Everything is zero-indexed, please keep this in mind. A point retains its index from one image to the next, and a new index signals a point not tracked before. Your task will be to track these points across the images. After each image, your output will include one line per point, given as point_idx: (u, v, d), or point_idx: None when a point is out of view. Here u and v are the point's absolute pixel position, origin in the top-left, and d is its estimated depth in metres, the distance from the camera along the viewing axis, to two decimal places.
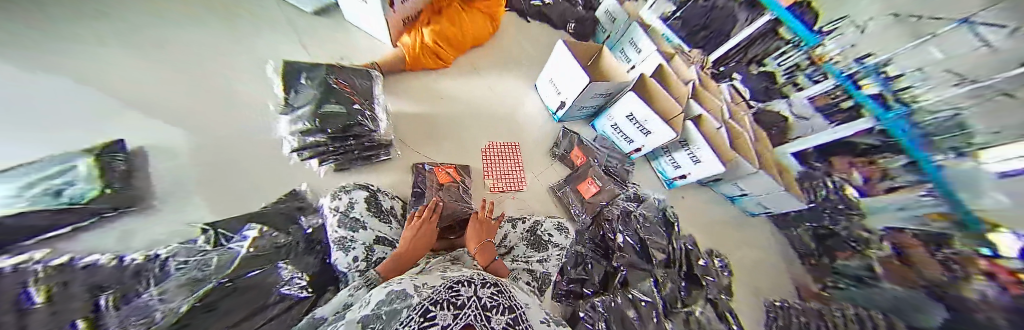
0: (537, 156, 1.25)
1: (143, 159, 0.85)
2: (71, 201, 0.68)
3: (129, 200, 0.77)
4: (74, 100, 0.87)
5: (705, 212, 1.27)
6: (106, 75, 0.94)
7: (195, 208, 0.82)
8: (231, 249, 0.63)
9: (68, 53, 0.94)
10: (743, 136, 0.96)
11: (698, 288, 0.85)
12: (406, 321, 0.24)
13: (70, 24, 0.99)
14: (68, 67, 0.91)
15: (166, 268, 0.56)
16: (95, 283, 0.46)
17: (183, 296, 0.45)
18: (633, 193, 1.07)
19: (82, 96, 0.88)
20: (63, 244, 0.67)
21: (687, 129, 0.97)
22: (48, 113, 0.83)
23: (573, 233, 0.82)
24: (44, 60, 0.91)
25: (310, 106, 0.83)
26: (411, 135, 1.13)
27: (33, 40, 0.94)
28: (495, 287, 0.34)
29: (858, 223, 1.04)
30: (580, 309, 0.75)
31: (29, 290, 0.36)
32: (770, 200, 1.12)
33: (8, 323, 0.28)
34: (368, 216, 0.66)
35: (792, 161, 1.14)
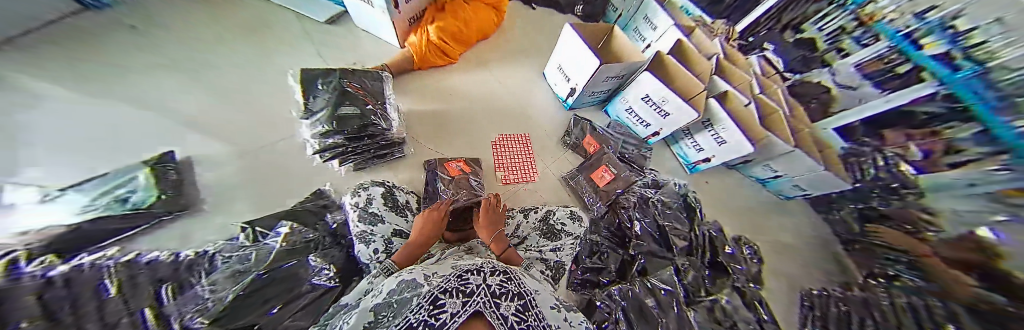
0: (548, 146, 1.23)
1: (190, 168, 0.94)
2: (134, 206, 0.79)
3: (181, 205, 0.87)
4: (131, 124, 0.97)
5: (730, 196, 1.20)
6: (152, 96, 1.04)
7: (238, 211, 0.91)
8: (267, 244, 0.71)
9: (120, 78, 1.05)
10: (777, 112, 0.88)
11: (723, 277, 0.82)
12: (417, 308, 0.25)
13: (116, 53, 1.09)
14: (122, 92, 1.02)
15: (215, 262, 0.65)
16: (158, 277, 0.55)
17: (230, 286, 0.56)
18: (652, 180, 1.01)
19: (136, 119, 0.99)
20: (131, 245, 0.78)
21: (710, 107, 0.89)
22: (110, 134, 0.94)
23: (587, 221, 0.80)
24: (102, 89, 1.02)
25: (327, 110, 0.86)
26: (423, 133, 1.15)
27: (89, 72, 1.04)
28: (504, 274, 0.35)
29: (913, 203, 0.93)
30: (597, 298, 0.76)
31: (105, 282, 0.46)
32: (806, 182, 1.03)
33: (91, 313, 0.38)
34: (386, 210, 0.70)
35: (835, 137, 1.02)
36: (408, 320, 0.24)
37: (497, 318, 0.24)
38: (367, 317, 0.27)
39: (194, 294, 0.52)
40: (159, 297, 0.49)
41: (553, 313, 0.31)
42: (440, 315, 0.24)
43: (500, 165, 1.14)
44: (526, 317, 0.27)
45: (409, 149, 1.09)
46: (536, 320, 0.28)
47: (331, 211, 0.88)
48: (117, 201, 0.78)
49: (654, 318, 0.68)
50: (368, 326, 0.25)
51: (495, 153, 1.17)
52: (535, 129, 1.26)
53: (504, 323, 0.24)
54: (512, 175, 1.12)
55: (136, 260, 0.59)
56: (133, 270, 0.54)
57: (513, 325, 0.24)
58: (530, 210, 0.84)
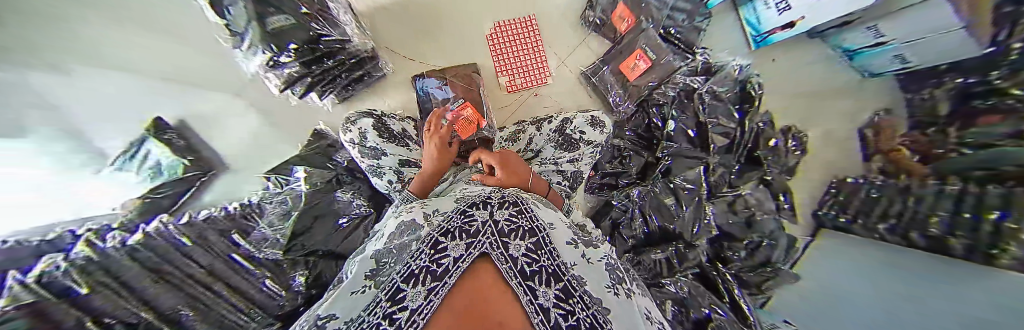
0: (560, 32, 1.00)
1: (190, 129, 0.92)
2: (172, 174, 0.86)
3: (207, 164, 0.91)
4: (87, 90, 0.85)
5: (789, 79, 1.00)
6: (63, 48, 0.82)
7: (263, 156, 0.95)
8: (294, 189, 0.74)
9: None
10: None
11: (755, 169, 0.76)
12: (417, 254, 0.23)
13: None
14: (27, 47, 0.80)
15: (262, 206, 0.72)
16: (220, 229, 0.61)
17: (281, 225, 0.65)
18: (703, 63, 0.83)
19: (84, 82, 0.84)
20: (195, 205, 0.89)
21: None
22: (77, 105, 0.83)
23: (610, 126, 0.69)
24: None
25: (255, 28, 0.58)
26: (400, 38, 0.97)
27: None
28: (515, 206, 0.29)
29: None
30: (614, 198, 0.82)
31: (177, 237, 0.52)
32: (918, 55, 0.65)
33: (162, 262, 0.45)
34: (385, 143, 0.64)
35: None
36: (409, 266, 0.22)
37: (506, 262, 0.22)
38: (369, 263, 0.25)
39: (263, 236, 0.62)
40: (244, 256, 0.55)
41: (569, 250, 0.28)
42: (442, 261, 0.21)
43: (502, 68, 0.98)
44: (539, 256, 0.24)
45: (389, 66, 0.96)
46: (549, 258, 0.25)
47: (338, 150, 0.84)
48: (154, 173, 0.85)
49: (669, 215, 0.70)
50: (371, 274, 0.24)
51: (495, 58, 0.99)
52: (543, 18, 0.99)
53: (514, 267, 0.22)
54: (525, 77, 0.99)
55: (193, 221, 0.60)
56: (194, 228, 0.57)
57: (524, 269, 0.22)
58: (545, 121, 0.73)
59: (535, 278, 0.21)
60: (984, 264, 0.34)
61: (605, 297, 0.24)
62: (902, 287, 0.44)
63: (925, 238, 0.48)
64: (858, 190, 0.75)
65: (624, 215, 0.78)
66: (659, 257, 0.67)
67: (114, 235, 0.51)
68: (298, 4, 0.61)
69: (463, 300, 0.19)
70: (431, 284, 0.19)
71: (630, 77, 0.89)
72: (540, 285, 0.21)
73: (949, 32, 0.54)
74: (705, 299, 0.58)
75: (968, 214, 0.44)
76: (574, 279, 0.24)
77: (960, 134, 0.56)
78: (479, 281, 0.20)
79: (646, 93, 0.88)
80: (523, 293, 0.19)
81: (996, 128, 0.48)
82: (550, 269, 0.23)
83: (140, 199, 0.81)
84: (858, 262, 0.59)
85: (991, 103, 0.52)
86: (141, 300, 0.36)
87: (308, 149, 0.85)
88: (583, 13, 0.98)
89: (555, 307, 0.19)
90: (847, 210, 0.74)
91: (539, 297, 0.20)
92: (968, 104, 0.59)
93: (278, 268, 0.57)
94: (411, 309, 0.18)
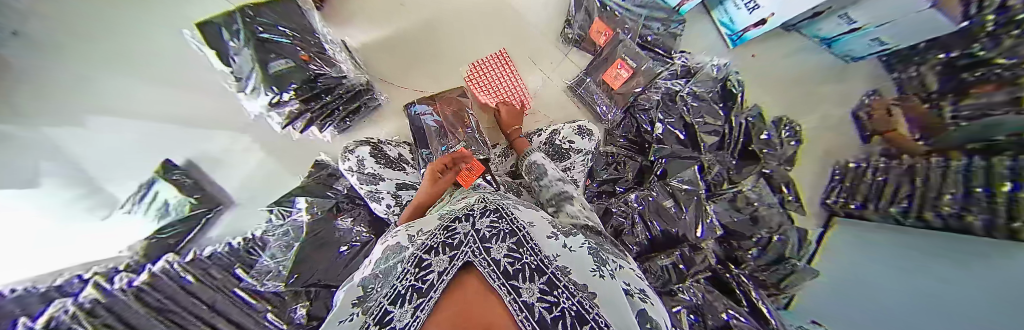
0: (543, 46, 1.05)
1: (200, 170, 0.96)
2: (178, 215, 0.88)
3: (215, 201, 0.93)
4: (107, 146, 0.91)
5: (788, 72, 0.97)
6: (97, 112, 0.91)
7: (268, 190, 0.98)
8: (296, 221, 0.73)
9: (49, 102, 0.90)
10: None
11: (753, 163, 0.76)
12: (402, 275, 0.22)
13: (1, 62, 0.88)
14: (75, 112, 0.91)
15: (263, 238, 0.73)
16: (225, 266, 0.64)
17: (284, 257, 0.64)
18: (682, 66, 0.86)
19: (108, 141, 0.91)
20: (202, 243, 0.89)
21: None
22: (103, 160, 0.90)
23: (598, 133, 0.72)
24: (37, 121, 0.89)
25: (258, 72, 0.65)
26: (392, 68, 1.03)
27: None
28: (496, 212, 0.30)
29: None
30: (614, 206, 0.78)
31: (185, 277, 0.55)
32: (894, 37, 0.67)
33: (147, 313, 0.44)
34: (382, 169, 0.66)
35: None
36: (394, 288, 0.21)
37: (489, 266, 0.21)
38: (356, 291, 0.25)
39: (265, 269, 0.63)
40: (248, 292, 0.59)
41: (551, 244, 0.27)
42: (426, 277, 0.20)
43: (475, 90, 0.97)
44: (522, 255, 0.23)
45: (384, 96, 1.01)
46: (532, 255, 0.24)
47: (337, 178, 0.87)
48: (162, 213, 0.88)
49: (669, 217, 0.69)
50: (357, 302, 0.24)
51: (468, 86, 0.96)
52: (526, 39, 1.05)
53: (497, 269, 0.20)
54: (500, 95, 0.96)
55: (197, 258, 0.62)
56: (198, 265, 0.60)
57: (507, 269, 0.20)
58: (534, 135, 0.76)
59: (519, 276, 0.20)
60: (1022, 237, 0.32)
61: (592, 282, 0.23)
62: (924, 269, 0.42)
63: (945, 216, 0.47)
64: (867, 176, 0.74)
65: (625, 221, 0.74)
66: (666, 264, 0.64)
67: (122, 276, 0.53)
68: (295, 48, 0.70)
69: (449, 309, 0.17)
70: (416, 301, 0.18)
71: (614, 86, 0.90)
72: (524, 282, 0.19)
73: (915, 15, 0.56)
74: (721, 303, 0.58)
75: (985, 187, 0.43)
76: (557, 270, 0.23)
77: (958, 108, 0.56)
78: (461, 293, 0.19)
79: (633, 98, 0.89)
80: (506, 293, 0.17)
81: (998, 95, 0.48)
82: (533, 265, 0.22)
83: (147, 240, 0.83)
84: (881, 248, 0.56)
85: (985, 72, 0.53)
86: None
87: (308, 180, 0.87)
88: (562, 31, 1.03)
89: (538, 302, 0.17)
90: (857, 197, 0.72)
91: (523, 294, 0.17)
92: (962, 77, 0.58)
93: (281, 300, 0.60)
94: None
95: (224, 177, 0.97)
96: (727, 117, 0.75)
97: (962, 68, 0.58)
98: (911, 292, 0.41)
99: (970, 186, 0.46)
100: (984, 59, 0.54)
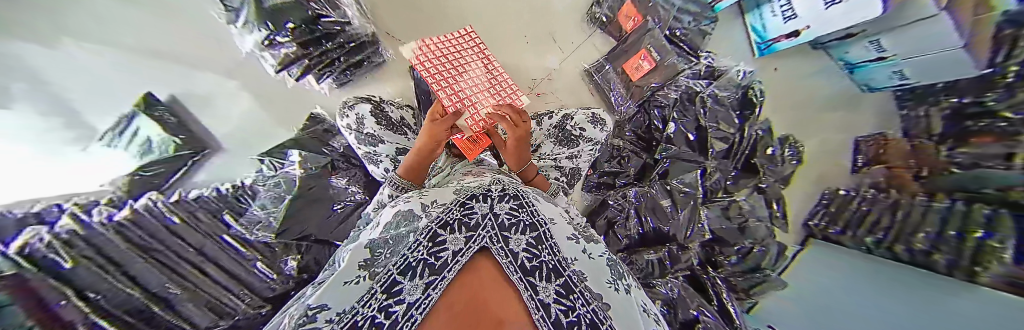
0: (569, 25, 1.00)
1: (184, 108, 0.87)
2: (161, 153, 0.81)
3: (200, 142, 0.87)
4: (77, 77, 0.77)
5: (806, 89, 0.96)
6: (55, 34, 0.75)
7: (258, 136, 0.93)
8: (288, 173, 0.71)
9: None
10: None
11: (751, 176, 0.76)
12: (414, 246, 0.23)
13: None
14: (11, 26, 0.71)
15: (253, 187, 0.71)
16: (211, 210, 0.59)
17: (275, 209, 0.63)
18: (706, 66, 0.83)
19: (77, 71, 0.77)
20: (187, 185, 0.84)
21: None
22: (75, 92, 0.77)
23: (611, 124, 0.70)
24: None
25: (251, 7, 0.63)
26: (403, 23, 0.95)
27: None
28: (516, 200, 0.30)
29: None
30: (611, 198, 0.81)
31: (171, 217, 0.51)
32: (915, 71, 0.66)
33: (132, 247, 0.42)
34: (382, 131, 0.63)
35: None
36: (405, 259, 0.22)
37: (506, 257, 0.22)
38: (363, 253, 0.24)
39: (255, 219, 0.61)
40: (238, 239, 0.56)
41: (570, 245, 0.28)
42: (440, 254, 0.21)
43: (440, 80, 0.59)
44: (539, 252, 0.24)
45: (389, 53, 0.94)
46: (550, 253, 0.25)
47: (334, 135, 0.83)
48: (144, 149, 0.80)
49: (665, 217, 0.70)
50: (364, 264, 0.23)
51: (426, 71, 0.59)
52: (552, 15, 0.99)
53: (514, 261, 0.21)
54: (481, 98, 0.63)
55: (182, 200, 0.57)
56: (184, 207, 0.55)
57: (525, 264, 0.22)
58: (545, 116, 0.73)
59: (536, 273, 0.21)
60: (1001, 288, 0.33)
61: (607, 293, 0.24)
62: (906, 298, 0.44)
63: (917, 252, 0.49)
64: (850, 203, 0.76)
65: (620, 214, 0.78)
66: (651, 258, 0.68)
67: (99, 209, 0.48)
68: None
69: (463, 292, 0.19)
70: (428, 278, 0.19)
71: (634, 78, 0.88)
72: (541, 280, 0.21)
73: (946, 51, 0.55)
74: (693, 301, 0.59)
75: (958, 230, 0.45)
76: (574, 275, 0.24)
77: (952, 153, 0.57)
78: (473, 277, 0.20)
79: (648, 93, 0.87)
80: (524, 288, 0.19)
81: (992, 148, 0.48)
82: (551, 265, 0.23)
83: (130, 177, 0.77)
84: (851, 269, 0.60)
85: (983, 121, 0.53)
86: (126, 275, 0.38)
87: (303, 133, 0.83)
88: (589, 9, 0.99)
89: (555, 303, 0.19)
90: (837, 222, 0.75)
91: (539, 293, 0.19)
92: (963, 123, 0.58)
93: (269, 251, 0.58)
94: (407, 304, 0.17)
95: (213, 122, 0.90)
96: (740, 127, 0.75)
97: (965, 117, 0.58)
98: (885, 312, 0.44)
99: (943, 229, 0.49)
100: (991, 109, 0.52)
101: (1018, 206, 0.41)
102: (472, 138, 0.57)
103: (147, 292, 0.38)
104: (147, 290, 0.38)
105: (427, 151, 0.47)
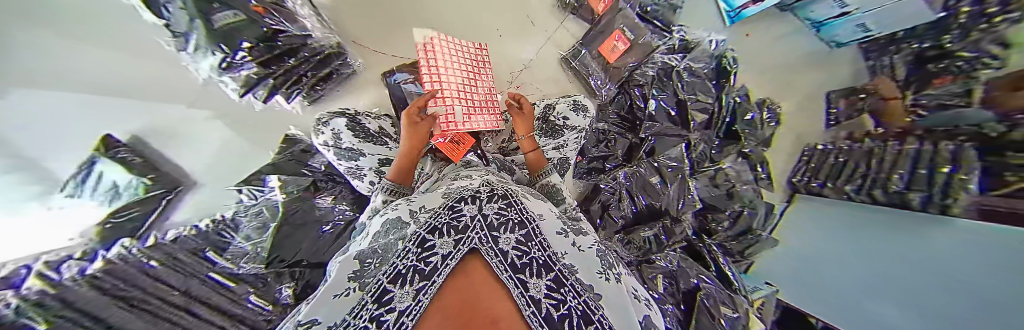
0: (541, 13, 0.99)
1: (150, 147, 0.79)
2: (131, 196, 0.74)
3: (172, 181, 0.80)
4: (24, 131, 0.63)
5: (772, 51, 0.98)
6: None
7: (230, 167, 0.88)
8: (272, 199, 0.69)
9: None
10: None
11: (734, 143, 0.78)
12: (404, 253, 0.23)
13: None
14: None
15: (234, 219, 0.68)
16: (193, 250, 0.57)
17: (261, 239, 0.61)
18: (680, 40, 0.83)
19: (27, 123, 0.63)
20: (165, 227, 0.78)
21: None
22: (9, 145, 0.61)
23: (594, 109, 0.70)
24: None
25: (197, 31, 0.55)
26: (368, 29, 0.92)
27: None
28: (505, 199, 0.30)
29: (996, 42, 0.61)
30: (603, 182, 0.79)
31: (150, 263, 0.48)
32: (879, 22, 0.68)
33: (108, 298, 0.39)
34: (361, 143, 0.62)
35: None
36: (395, 266, 0.21)
37: (496, 256, 0.22)
38: (351, 264, 0.24)
39: (241, 251, 0.60)
40: (223, 274, 0.55)
41: (559, 240, 0.28)
42: (430, 259, 0.21)
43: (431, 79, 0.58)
44: (529, 249, 0.24)
45: (358, 62, 0.91)
46: (540, 250, 0.25)
47: (313, 154, 0.81)
48: (115, 193, 0.73)
49: (655, 193, 0.72)
50: (355, 275, 0.23)
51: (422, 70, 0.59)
52: (523, 6, 0.99)
53: (504, 261, 0.21)
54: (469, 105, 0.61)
55: (160, 243, 0.54)
56: (161, 250, 0.52)
57: (514, 262, 0.22)
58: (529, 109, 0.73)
59: (526, 270, 0.21)
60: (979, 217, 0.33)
61: (598, 284, 0.24)
62: (900, 240, 0.45)
63: (892, 194, 0.52)
64: (827, 157, 0.79)
65: (613, 197, 0.76)
66: (647, 235, 0.69)
67: (70, 264, 0.45)
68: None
69: (455, 294, 0.19)
70: (419, 284, 0.19)
71: (611, 59, 0.87)
72: (531, 277, 0.21)
73: None
74: (693, 270, 0.60)
75: (928, 169, 0.48)
76: (565, 268, 0.24)
77: (919, 96, 0.61)
78: (466, 279, 0.20)
79: (627, 73, 0.87)
80: (514, 287, 0.19)
81: (954, 87, 0.52)
82: (541, 261, 0.23)
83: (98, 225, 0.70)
84: (836, 220, 0.62)
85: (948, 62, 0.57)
86: (111, 327, 0.36)
87: (280, 156, 0.80)
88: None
89: (546, 298, 0.19)
90: (817, 176, 0.77)
91: (530, 289, 0.19)
92: (926, 67, 0.62)
93: (260, 282, 0.58)
94: (399, 312, 0.17)
95: (183, 158, 0.83)
96: (718, 95, 0.76)
97: (929, 59, 0.62)
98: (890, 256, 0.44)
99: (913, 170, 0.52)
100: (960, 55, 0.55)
101: (982, 140, 0.44)
102: (456, 140, 0.57)
103: None
104: None
105: (411, 154, 0.49)
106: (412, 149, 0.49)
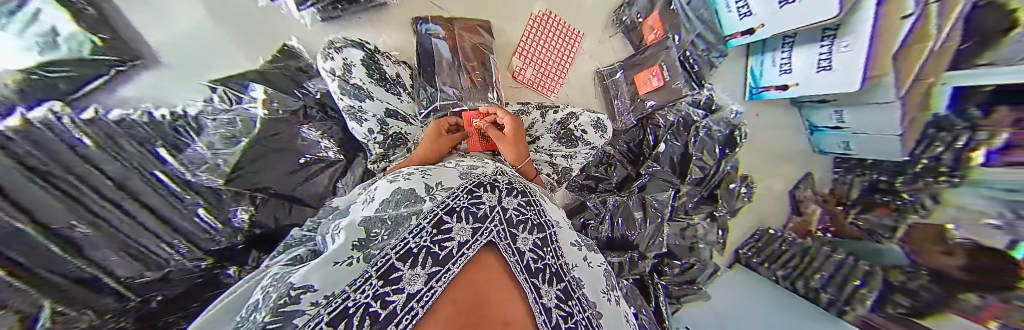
0: (595, 20, 0.98)
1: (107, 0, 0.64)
2: (71, 53, 0.55)
3: (130, 50, 0.66)
4: None
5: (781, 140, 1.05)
6: None
7: (209, 57, 0.74)
8: (248, 111, 0.61)
9: None
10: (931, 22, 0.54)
11: (710, 205, 0.85)
12: (417, 230, 0.21)
13: None
14: None
15: (198, 118, 0.58)
16: (140, 139, 0.47)
17: (228, 149, 0.55)
18: (708, 97, 0.87)
19: None
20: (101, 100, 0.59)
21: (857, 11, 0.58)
22: None
23: (612, 132, 0.71)
24: None
25: None
26: None
27: None
28: (523, 197, 0.31)
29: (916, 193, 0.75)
30: (589, 200, 0.84)
31: (82, 140, 0.40)
32: (861, 144, 0.83)
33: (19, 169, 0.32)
34: (372, 85, 0.57)
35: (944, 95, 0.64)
36: (406, 242, 0.20)
37: (513, 255, 0.22)
38: (357, 232, 0.22)
39: (200, 157, 0.52)
40: (170, 176, 0.48)
41: (572, 251, 0.30)
42: (445, 244, 0.20)
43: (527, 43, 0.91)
44: (544, 254, 0.25)
45: None
46: (553, 256, 0.26)
47: (310, 77, 0.72)
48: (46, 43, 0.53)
49: (635, 227, 0.77)
50: (360, 244, 0.21)
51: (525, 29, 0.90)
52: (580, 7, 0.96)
53: (520, 261, 0.22)
54: (540, 70, 0.93)
55: (98, 118, 0.45)
56: (101, 127, 0.43)
57: (530, 264, 0.22)
58: (551, 109, 0.71)
59: (540, 275, 0.22)
60: None
61: (601, 302, 0.27)
62: None
63: (808, 288, 0.69)
64: (773, 241, 0.91)
65: (595, 217, 0.81)
66: (615, 261, 0.73)
67: None
68: None
69: (467, 285, 0.19)
70: (431, 269, 0.18)
71: (641, 91, 0.91)
72: (544, 283, 0.22)
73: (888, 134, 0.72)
74: (638, 301, 0.65)
75: None
76: (573, 281, 0.26)
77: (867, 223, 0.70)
78: (481, 270, 0.20)
79: (649, 110, 0.89)
80: (530, 290, 0.20)
81: (885, 218, 0.75)
82: (553, 268, 0.25)
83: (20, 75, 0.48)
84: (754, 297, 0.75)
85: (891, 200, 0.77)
86: (17, 205, 0.30)
87: (269, 65, 0.72)
88: (617, 11, 0.99)
89: (557, 309, 0.20)
90: (760, 253, 0.89)
91: (543, 296, 0.20)
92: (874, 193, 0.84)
93: (216, 197, 0.52)
94: (407, 295, 0.16)
95: (151, 31, 0.69)
96: (720, 160, 0.83)
97: (875, 190, 0.84)
98: None
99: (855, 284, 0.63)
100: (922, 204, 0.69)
101: None
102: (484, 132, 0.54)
103: (58, 239, 0.33)
104: (49, 229, 0.33)
105: (443, 143, 0.51)
106: (443, 141, 0.51)
